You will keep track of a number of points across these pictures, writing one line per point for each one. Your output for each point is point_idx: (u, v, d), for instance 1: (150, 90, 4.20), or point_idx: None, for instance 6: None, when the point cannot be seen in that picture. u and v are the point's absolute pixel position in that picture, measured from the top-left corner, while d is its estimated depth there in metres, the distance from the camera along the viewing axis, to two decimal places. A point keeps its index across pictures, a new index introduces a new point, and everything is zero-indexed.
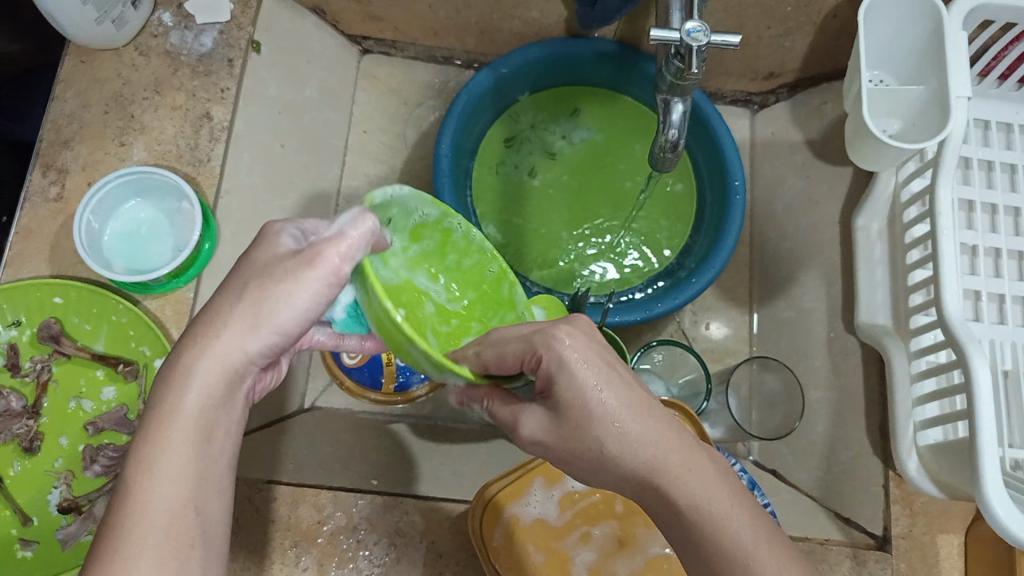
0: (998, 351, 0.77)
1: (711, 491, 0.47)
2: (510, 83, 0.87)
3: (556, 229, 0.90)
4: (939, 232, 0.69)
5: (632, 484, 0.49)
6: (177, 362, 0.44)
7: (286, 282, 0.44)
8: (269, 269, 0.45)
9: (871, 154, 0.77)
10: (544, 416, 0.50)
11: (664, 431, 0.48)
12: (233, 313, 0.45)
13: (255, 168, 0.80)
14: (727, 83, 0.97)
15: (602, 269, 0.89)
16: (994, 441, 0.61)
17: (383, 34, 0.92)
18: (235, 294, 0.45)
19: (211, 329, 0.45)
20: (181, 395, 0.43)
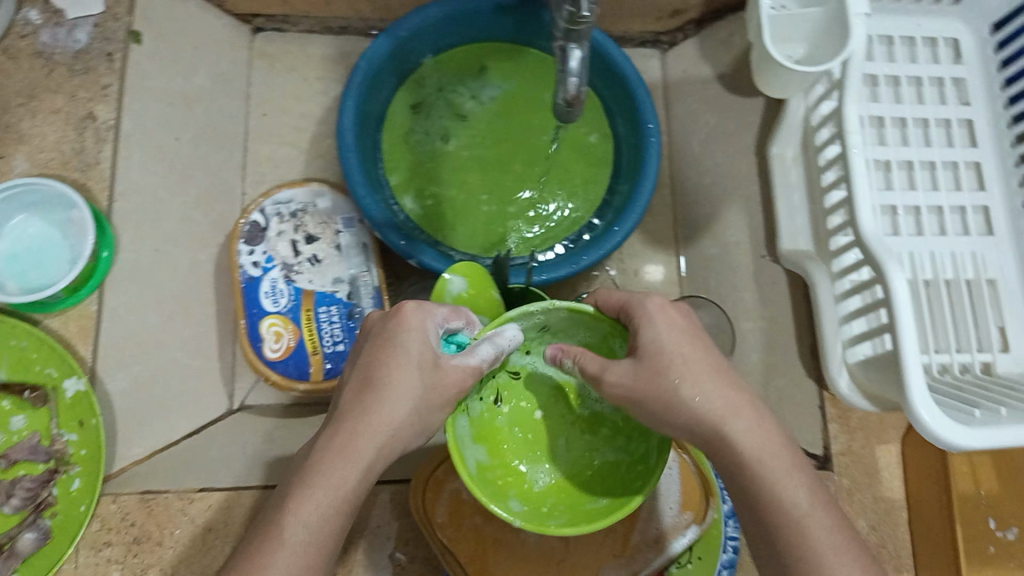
0: (917, 262, 0.79)
1: (774, 456, 0.52)
2: (410, 45, 0.84)
3: (476, 191, 0.88)
4: (850, 150, 0.69)
5: (698, 433, 0.53)
6: (347, 436, 0.52)
7: (440, 382, 0.53)
8: (426, 375, 0.53)
9: (778, 80, 0.76)
10: (628, 370, 0.54)
11: (731, 394, 0.53)
12: (395, 395, 0.53)
13: (151, 165, 0.78)
14: (635, 26, 0.94)
15: (527, 227, 0.87)
16: (915, 350, 0.62)
17: (273, 10, 0.87)
18: (394, 383, 0.53)
19: (373, 408, 0.53)
20: (343, 468, 0.51)
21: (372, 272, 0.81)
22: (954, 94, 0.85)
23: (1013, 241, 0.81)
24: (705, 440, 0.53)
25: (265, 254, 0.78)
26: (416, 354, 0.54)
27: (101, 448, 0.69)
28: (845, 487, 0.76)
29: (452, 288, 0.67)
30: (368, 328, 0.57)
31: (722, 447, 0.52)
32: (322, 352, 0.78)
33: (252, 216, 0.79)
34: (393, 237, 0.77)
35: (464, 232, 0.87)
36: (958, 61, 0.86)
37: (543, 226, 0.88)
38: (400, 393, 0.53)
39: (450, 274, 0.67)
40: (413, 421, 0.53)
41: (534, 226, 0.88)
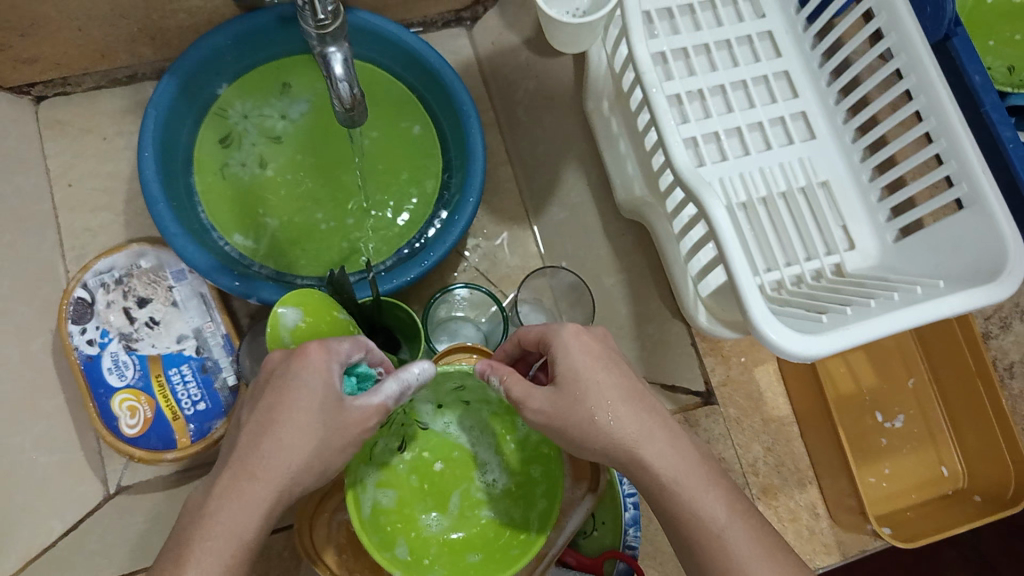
0: (750, 181, 0.78)
1: (690, 472, 0.50)
2: (199, 80, 0.80)
3: (309, 211, 0.85)
4: (648, 89, 0.68)
5: (613, 455, 0.51)
6: (248, 482, 0.48)
7: (345, 423, 0.50)
8: (328, 416, 0.50)
9: (571, 38, 0.75)
10: (547, 399, 0.52)
11: (646, 414, 0.51)
12: (299, 436, 0.49)
13: None
14: (430, 9, 0.92)
15: (368, 236, 0.85)
16: (747, 272, 0.60)
17: (49, 74, 0.82)
18: (292, 425, 0.49)
19: (266, 452, 0.48)
20: (241, 514, 0.47)
21: (218, 320, 0.77)
22: (749, 9, 0.85)
23: (835, 139, 0.80)
24: (623, 463, 0.51)
25: (98, 330, 0.75)
26: (317, 393, 0.49)
27: None
28: (733, 417, 0.77)
29: (286, 319, 0.63)
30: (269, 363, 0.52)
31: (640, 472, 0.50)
32: (183, 416, 0.74)
33: (76, 294, 0.75)
34: (224, 280, 0.74)
35: (305, 256, 0.83)
36: None
37: (384, 231, 0.85)
38: (303, 433, 0.49)
39: (282, 307, 0.63)
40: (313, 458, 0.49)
41: (376, 232, 0.85)
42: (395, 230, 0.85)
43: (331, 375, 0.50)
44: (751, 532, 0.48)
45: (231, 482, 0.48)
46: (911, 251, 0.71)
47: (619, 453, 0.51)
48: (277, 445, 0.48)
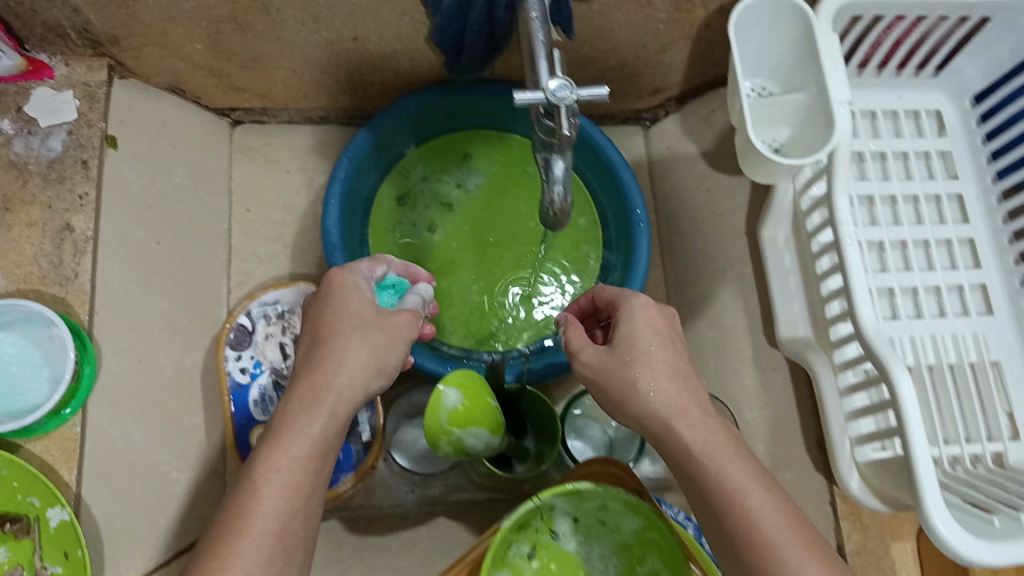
0: (919, 348, 0.77)
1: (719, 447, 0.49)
2: (391, 138, 0.83)
3: (465, 282, 0.86)
4: (841, 240, 0.68)
5: (646, 423, 0.51)
6: (309, 380, 0.53)
7: (383, 326, 0.56)
8: (367, 321, 0.56)
9: (766, 168, 0.73)
10: (598, 355, 0.54)
11: (686, 385, 0.51)
12: (346, 339, 0.55)
13: (130, 273, 0.74)
14: (614, 104, 0.92)
15: (515, 317, 0.85)
16: (926, 449, 0.60)
17: (251, 103, 0.86)
18: (347, 338, 0.55)
19: (327, 359, 0.54)
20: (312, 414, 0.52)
21: None
22: (941, 167, 0.83)
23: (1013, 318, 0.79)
24: (655, 435, 0.51)
25: (252, 359, 0.76)
26: (358, 307, 0.57)
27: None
28: None
29: (449, 399, 0.63)
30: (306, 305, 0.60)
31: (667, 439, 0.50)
32: None
33: (238, 320, 0.77)
34: None
35: (453, 324, 0.84)
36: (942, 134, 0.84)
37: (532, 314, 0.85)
38: (354, 343, 0.55)
39: (446, 387, 0.63)
40: (370, 366, 0.55)
41: (525, 314, 0.85)
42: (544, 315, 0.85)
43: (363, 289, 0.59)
44: (783, 512, 0.46)
45: (295, 391, 0.53)
46: None
47: (650, 417, 0.51)
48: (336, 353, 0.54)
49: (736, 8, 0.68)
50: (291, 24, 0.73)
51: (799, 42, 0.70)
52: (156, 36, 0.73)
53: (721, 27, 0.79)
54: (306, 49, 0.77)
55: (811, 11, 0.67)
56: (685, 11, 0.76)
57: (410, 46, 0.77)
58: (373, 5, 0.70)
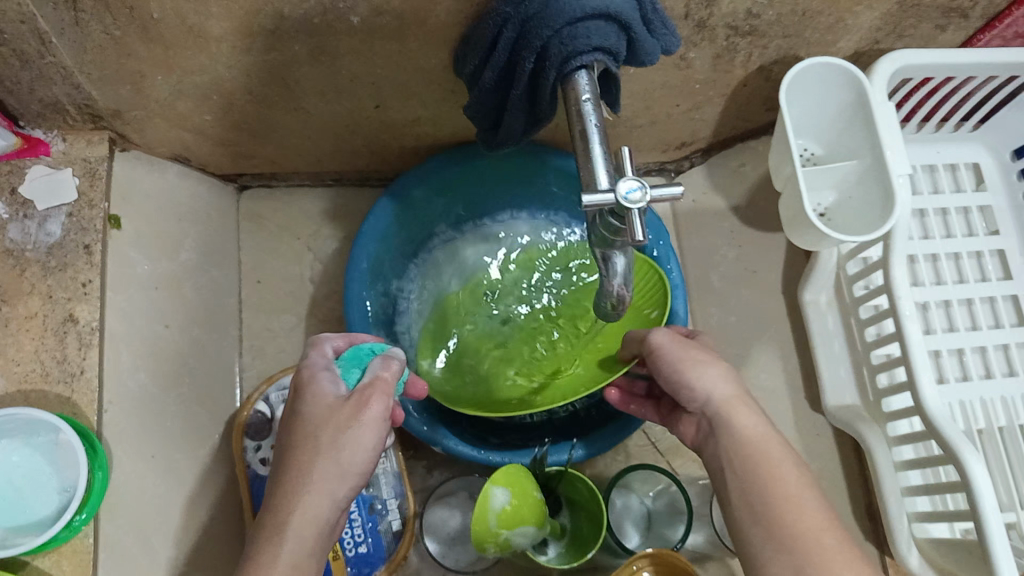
0: (967, 410, 0.75)
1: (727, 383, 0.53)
2: (416, 205, 0.80)
3: (521, 374, 0.77)
4: (900, 315, 0.65)
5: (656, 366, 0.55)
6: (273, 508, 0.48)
7: (350, 430, 0.49)
8: (330, 423, 0.49)
9: (815, 237, 0.70)
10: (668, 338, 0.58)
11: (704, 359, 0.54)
12: (307, 458, 0.48)
13: (140, 362, 0.69)
14: (640, 158, 0.89)
15: (555, 393, 0.72)
16: (1002, 532, 0.58)
17: (260, 169, 0.81)
18: (308, 459, 0.48)
19: (297, 485, 0.48)
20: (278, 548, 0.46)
21: (393, 457, 0.73)
22: (981, 223, 0.82)
23: None
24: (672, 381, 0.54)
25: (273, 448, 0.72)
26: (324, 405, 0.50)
27: None
28: None
29: (496, 502, 0.59)
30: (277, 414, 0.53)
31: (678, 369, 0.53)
32: (344, 557, 0.70)
33: (257, 407, 0.72)
34: (414, 424, 0.71)
35: (489, 404, 0.73)
36: (980, 187, 0.82)
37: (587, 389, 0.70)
38: (315, 454, 0.48)
39: (495, 488, 0.59)
40: (340, 472, 0.48)
41: (566, 391, 0.72)
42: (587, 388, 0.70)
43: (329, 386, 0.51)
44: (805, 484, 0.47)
45: (265, 521, 0.48)
46: None
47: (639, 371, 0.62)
48: (299, 469, 0.48)
49: (790, 73, 0.66)
50: (310, 95, 0.69)
51: (851, 108, 0.69)
52: (165, 108, 0.69)
53: (758, 85, 0.77)
54: (326, 119, 0.73)
55: (865, 78, 0.65)
56: (723, 70, 0.74)
57: (437, 112, 0.74)
58: (400, 75, 0.67)
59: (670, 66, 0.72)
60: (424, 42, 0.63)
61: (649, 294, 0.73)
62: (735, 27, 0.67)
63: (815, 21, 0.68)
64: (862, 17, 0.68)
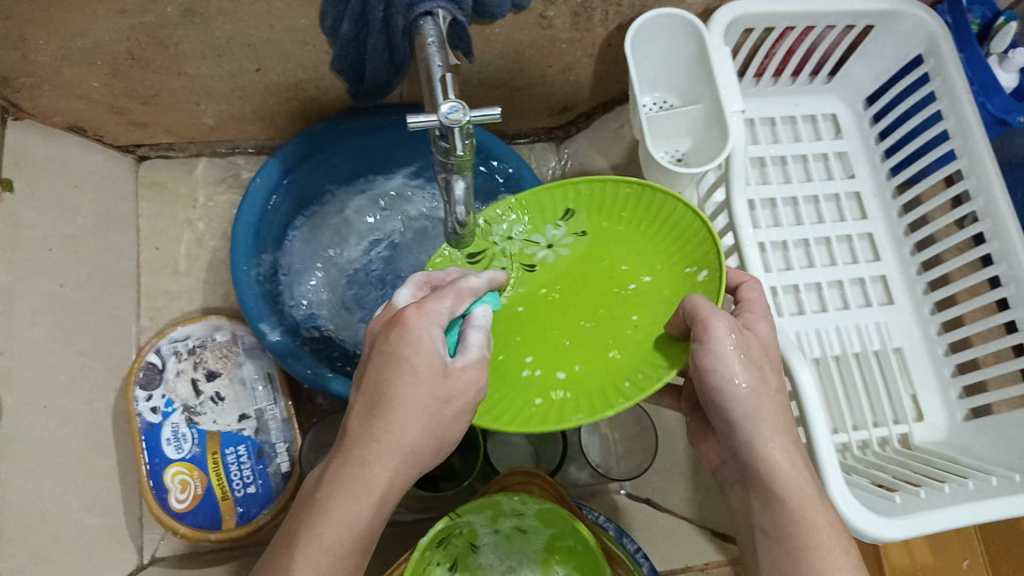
0: (825, 338, 0.83)
1: (776, 409, 0.53)
2: (305, 168, 0.82)
3: (536, 359, 0.61)
4: (741, 243, 0.71)
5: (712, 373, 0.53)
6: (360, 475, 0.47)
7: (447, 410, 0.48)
8: (429, 391, 0.48)
9: (668, 178, 0.76)
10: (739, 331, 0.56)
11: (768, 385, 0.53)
12: (406, 426, 0.47)
13: (35, 318, 0.72)
14: (526, 123, 0.95)
15: (581, 380, 0.58)
16: (825, 429, 0.66)
17: (156, 138, 0.85)
18: (403, 433, 0.47)
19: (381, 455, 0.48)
20: (358, 518, 0.47)
21: (282, 404, 0.79)
22: (839, 167, 0.89)
23: (914, 307, 0.85)
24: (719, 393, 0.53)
25: (164, 398, 0.76)
26: (419, 372, 0.48)
27: None
28: None
29: None
30: (369, 339, 0.51)
31: (725, 387, 0.52)
32: (233, 497, 0.75)
33: (148, 358, 0.76)
34: (300, 368, 0.74)
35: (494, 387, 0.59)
36: (838, 136, 0.90)
37: (632, 379, 0.56)
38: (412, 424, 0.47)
39: None
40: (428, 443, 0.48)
41: (606, 384, 0.57)
42: (634, 391, 0.55)
43: (432, 340, 0.48)
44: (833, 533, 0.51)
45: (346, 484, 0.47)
46: (978, 433, 0.78)
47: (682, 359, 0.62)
48: (370, 447, 0.48)
49: (633, 24, 0.71)
50: (190, 57, 0.73)
51: (694, 55, 0.74)
52: (54, 75, 0.71)
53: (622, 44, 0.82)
54: (211, 82, 0.77)
55: (703, 27, 0.71)
56: (584, 29, 0.78)
57: (317, 74, 0.77)
58: (276, 38, 0.71)
59: (533, 26, 0.76)
60: (290, 3, 0.65)
61: (689, 247, 0.60)
62: None
63: None
64: None
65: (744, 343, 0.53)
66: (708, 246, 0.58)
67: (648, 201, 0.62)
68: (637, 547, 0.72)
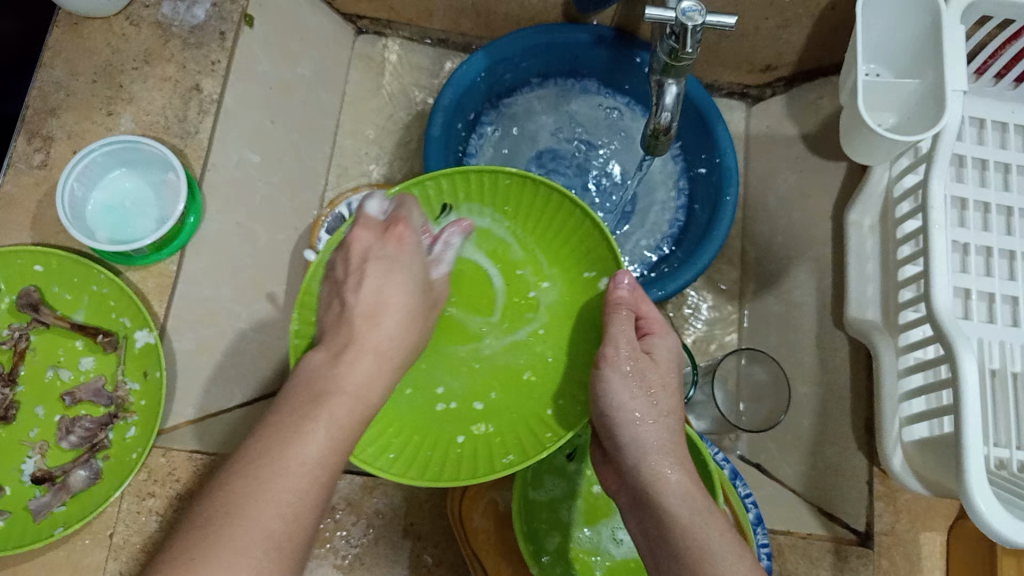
0: (987, 350, 0.78)
1: (663, 437, 0.59)
2: (505, 68, 0.86)
3: (445, 391, 0.65)
4: (930, 225, 0.69)
5: (612, 415, 0.59)
6: (280, 450, 0.49)
7: (390, 246, 0.59)
8: (380, 242, 0.59)
9: (866, 147, 0.75)
10: (656, 356, 0.63)
11: (658, 423, 0.60)
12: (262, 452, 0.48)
13: (244, 142, 0.79)
14: (723, 76, 0.96)
15: (500, 411, 0.64)
16: (979, 437, 0.61)
17: (379, 14, 0.91)
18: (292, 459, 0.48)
19: (275, 465, 0.48)
20: (272, 481, 0.47)
21: None
22: None
23: None
24: (606, 427, 0.60)
25: None
26: (408, 271, 0.59)
27: (163, 398, 0.68)
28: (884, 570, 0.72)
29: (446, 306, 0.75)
30: (359, 245, 0.59)
31: (614, 414, 0.59)
32: None
33: (338, 209, 0.88)
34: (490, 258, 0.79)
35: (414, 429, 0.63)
36: None
37: (554, 407, 0.63)
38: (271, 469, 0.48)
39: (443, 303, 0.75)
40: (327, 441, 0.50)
41: (528, 417, 0.63)
42: (557, 424, 0.62)
43: (415, 253, 0.60)
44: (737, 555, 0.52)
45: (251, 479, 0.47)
46: None
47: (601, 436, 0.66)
48: (375, 350, 0.55)
49: None
50: None
51: (925, 29, 0.73)
52: None
53: (846, 8, 0.80)
54: None
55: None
56: None
57: None
58: None
59: None
60: None
61: (584, 250, 0.66)
62: None
63: None
64: None
65: (639, 371, 0.59)
66: (602, 251, 0.65)
67: (528, 191, 0.66)
68: (748, 492, 0.71)
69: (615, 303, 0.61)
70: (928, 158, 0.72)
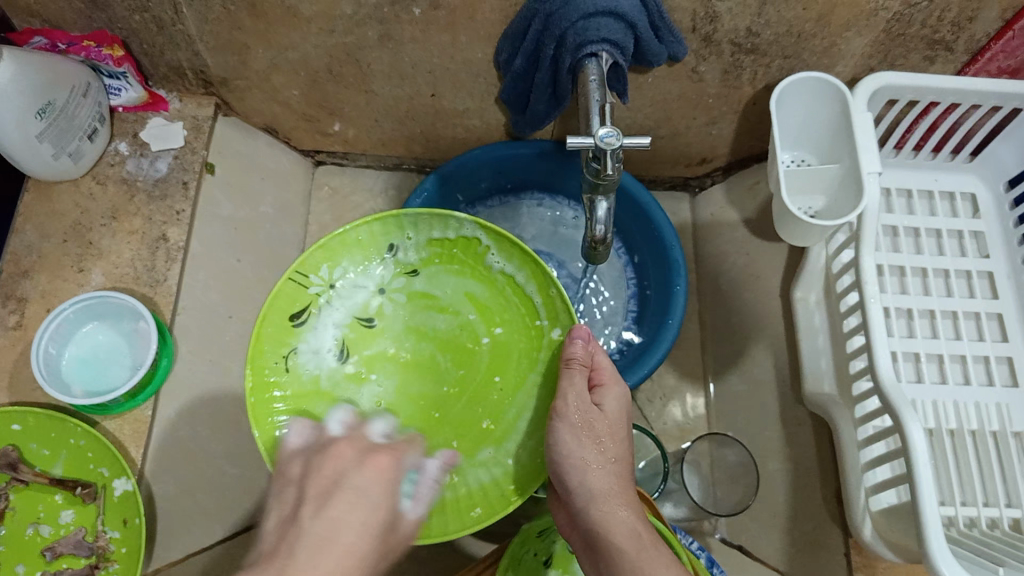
0: (942, 412, 0.79)
1: (611, 481, 0.61)
2: (455, 185, 0.90)
3: None
4: (867, 300, 0.72)
5: (562, 463, 0.60)
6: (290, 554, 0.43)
7: (348, 464, 0.49)
8: (359, 468, 0.49)
9: (798, 231, 0.79)
10: (612, 401, 0.64)
11: (609, 469, 0.61)
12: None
13: (210, 283, 0.83)
14: (664, 172, 1.01)
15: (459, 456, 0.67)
16: (935, 502, 0.62)
17: (334, 148, 0.97)
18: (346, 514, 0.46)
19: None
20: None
21: None
22: (974, 247, 0.88)
23: None
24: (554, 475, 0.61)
25: None
26: (365, 490, 0.48)
27: (143, 544, 0.70)
28: None
29: None
30: (330, 466, 0.49)
31: (565, 460, 0.60)
32: None
33: None
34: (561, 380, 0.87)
35: None
36: (975, 215, 0.89)
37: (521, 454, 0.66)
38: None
39: None
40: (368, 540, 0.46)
41: (491, 472, 0.66)
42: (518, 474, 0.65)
43: (394, 483, 0.49)
44: None
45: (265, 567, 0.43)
46: None
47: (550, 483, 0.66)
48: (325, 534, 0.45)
49: (778, 86, 0.77)
50: (377, 77, 0.81)
51: (838, 117, 0.78)
52: (262, 81, 0.83)
53: (766, 103, 0.85)
54: (390, 101, 0.86)
55: (847, 91, 0.75)
56: (732, 86, 0.82)
57: (481, 104, 0.85)
58: (451, 66, 0.78)
59: (683, 78, 0.81)
60: (469, 34, 0.72)
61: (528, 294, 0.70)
62: (738, 44, 0.75)
63: (810, 44, 0.74)
64: (854, 43, 0.75)
65: (589, 422, 0.61)
66: (550, 303, 0.68)
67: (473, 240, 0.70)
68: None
69: (571, 358, 0.62)
70: (857, 237, 0.76)
